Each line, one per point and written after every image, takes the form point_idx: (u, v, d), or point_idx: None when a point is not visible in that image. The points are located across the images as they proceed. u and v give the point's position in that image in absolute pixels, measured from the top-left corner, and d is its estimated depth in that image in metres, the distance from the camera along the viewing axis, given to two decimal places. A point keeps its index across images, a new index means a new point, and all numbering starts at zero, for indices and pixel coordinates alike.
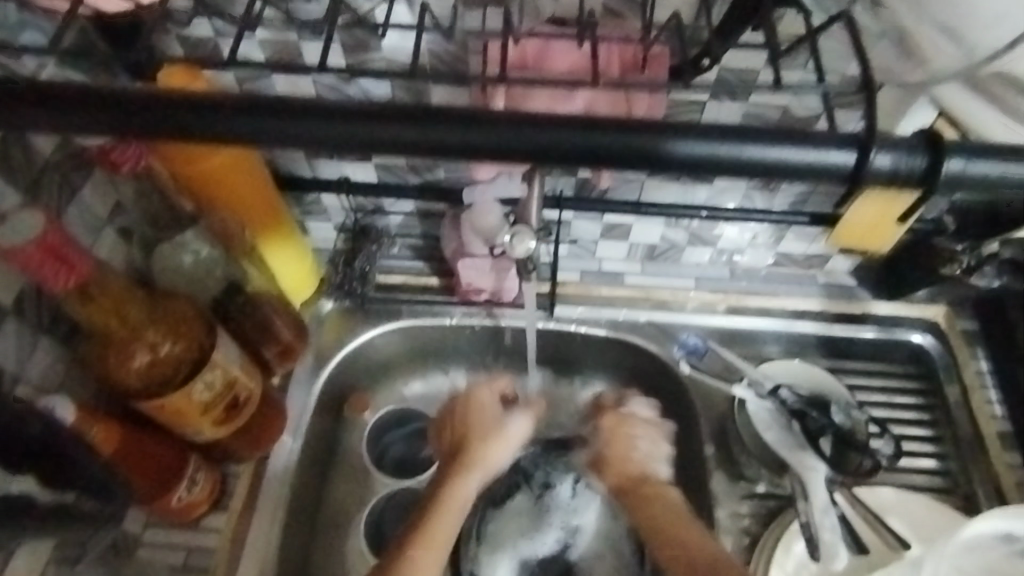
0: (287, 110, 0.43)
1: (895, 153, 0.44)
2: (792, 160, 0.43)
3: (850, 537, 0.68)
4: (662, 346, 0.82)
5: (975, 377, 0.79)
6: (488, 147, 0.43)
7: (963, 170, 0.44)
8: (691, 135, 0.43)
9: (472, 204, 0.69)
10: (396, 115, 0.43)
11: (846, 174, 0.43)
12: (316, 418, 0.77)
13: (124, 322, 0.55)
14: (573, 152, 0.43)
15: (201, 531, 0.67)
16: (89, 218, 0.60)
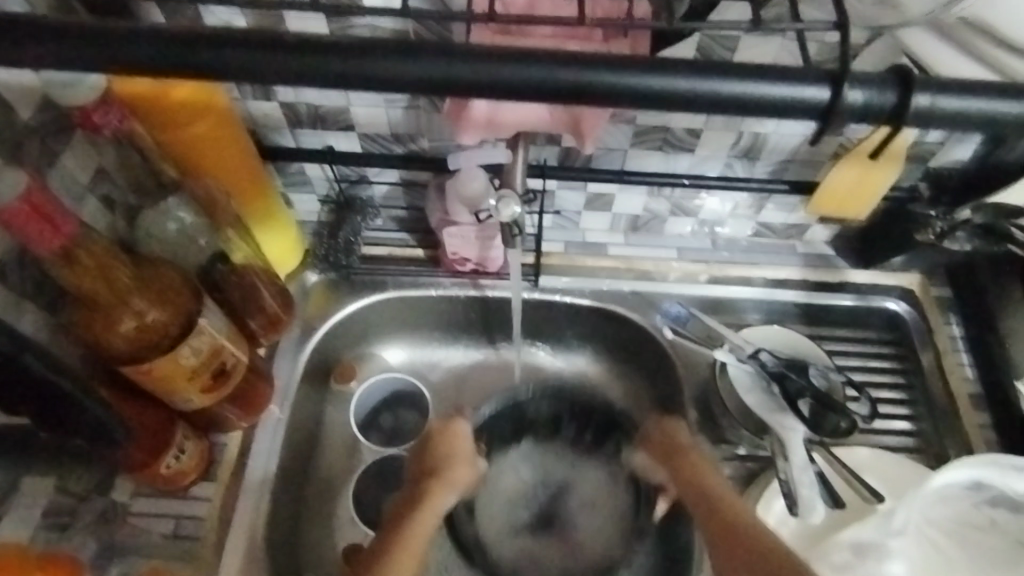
0: (256, 41, 0.41)
1: (868, 86, 0.42)
2: (764, 96, 0.41)
3: (828, 492, 0.69)
4: (645, 315, 0.83)
5: (948, 341, 0.81)
6: (469, 83, 0.41)
7: (932, 106, 0.42)
8: (671, 70, 0.41)
9: (459, 169, 0.69)
10: (371, 49, 0.41)
11: (823, 113, 0.42)
12: (303, 388, 0.78)
13: (110, 287, 0.53)
14: (544, 87, 0.41)
15: (190, 500, 0.67)
16: (73, 183, 0.58)
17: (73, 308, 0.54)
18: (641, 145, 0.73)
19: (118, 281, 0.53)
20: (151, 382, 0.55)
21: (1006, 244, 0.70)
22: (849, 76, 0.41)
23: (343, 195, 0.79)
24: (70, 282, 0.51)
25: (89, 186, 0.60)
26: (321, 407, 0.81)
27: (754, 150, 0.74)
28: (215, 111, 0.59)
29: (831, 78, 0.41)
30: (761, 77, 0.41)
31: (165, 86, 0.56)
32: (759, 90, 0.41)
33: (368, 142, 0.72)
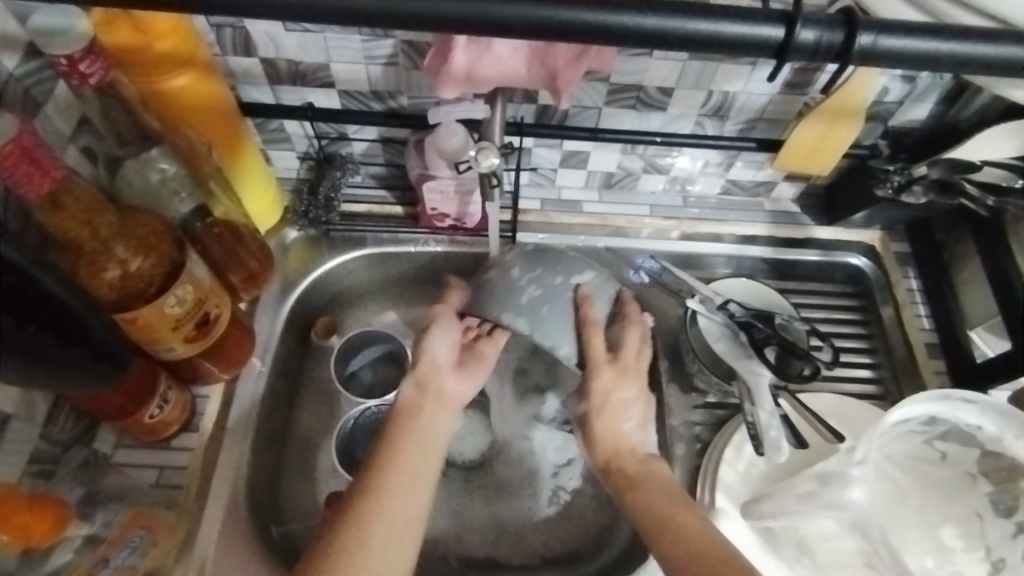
0: None
1: (818, 24, 0.40)
2: (726, 34, 0.39)
3: (792, 433, 0.73)
4: (619, 272, 0.85)
5: (906, 294, 0.85)
6: (460, 22, 0.39)
7: (875, 45, 0.40)
8: (650, 10, 0.39)
9: (437, 124, 0.69)
10: None
11: (776, 52, 0.40)
12: (284, 342, 0.79)
13: (95, 234, 0.53)
14: (519, 27, 0.39)
15: (173, 450, 0.69)
16: (54, 134, 0.58)
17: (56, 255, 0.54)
18: (615, 103, 0.75)
19: (103, 229, 0.54)
20: (135, 330, 0.56)
21: (958, 198, 0.75)
22: (802, 15, 0.40)
23: (323, 152, 0.79)
24: (57, 229, 0.51)
25: (71, 136, 0.60)
26: (302, 363, 0.82)
27: (724, 108, 0.75)
28: (195, 58, 0.59)
29: (784, 16, 0.40)
30: (728, 16, 0.40)
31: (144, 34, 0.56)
32: (707, 27, 0.39)
33: (347, 100, 0.73)
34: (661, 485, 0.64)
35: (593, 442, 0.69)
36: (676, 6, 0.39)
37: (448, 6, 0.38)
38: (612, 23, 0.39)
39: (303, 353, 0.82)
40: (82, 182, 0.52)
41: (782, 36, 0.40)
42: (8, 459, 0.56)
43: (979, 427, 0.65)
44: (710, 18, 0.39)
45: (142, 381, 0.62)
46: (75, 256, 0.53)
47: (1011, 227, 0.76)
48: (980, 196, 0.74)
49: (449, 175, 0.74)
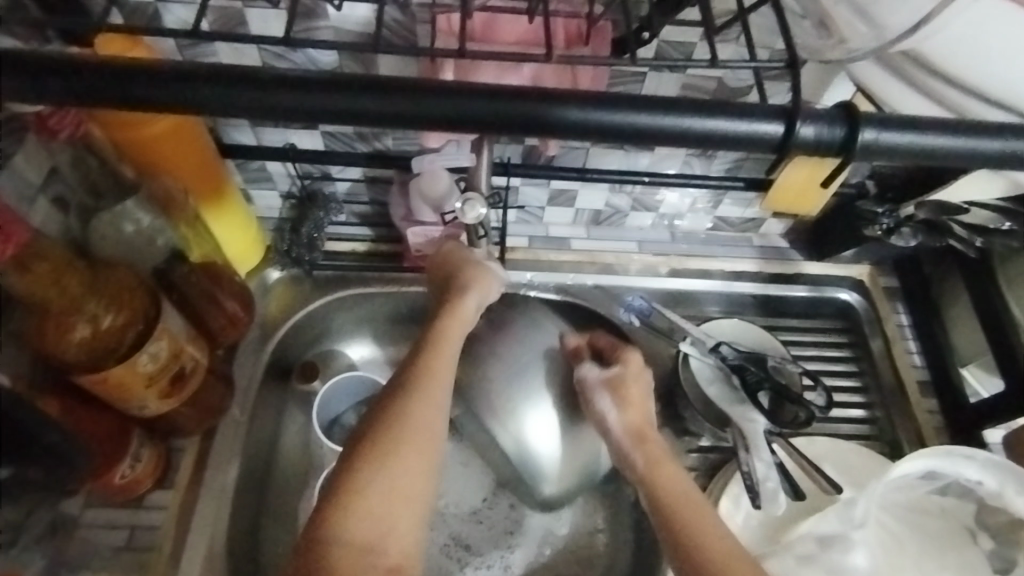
0: (206, 77, 0.39)
1: (817, 121, 0.41)
2: (716, 131, 0.40)
3: (789, 483, 0.71)
4: (609, 311, 0.84)
5: (897, 330, 0.84)
6: (436, 119, 0.40)
7: (878, 141, 0.41)
8: (627, 109, 0.40)
9: (421, 172, 0.69)
10: (334, 83, 0.39)
11: (775, 147, 0.41)
12: (262, 389, 0.76)
13: (64, 294, 0.51)
14: (508, 122, 0.40)
15: (144, 509, 0.66)
16: (24, 183, 0.56)
17: (21, 316, 0.51)
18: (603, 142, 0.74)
19: (73, 288, 0.52)
20: (108, 392, 0.55)
21: (946, 239, 0.75)
22: (801, 112, 0.40)
23: (305, 191, 0.78)
24: (23, 292, 0.49)
25: (41, 185, 0.57)
26: (283, 408, 0.79)
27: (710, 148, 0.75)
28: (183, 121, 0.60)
29: (783, 112, 0.41)
30: (718, 114, 0.40)
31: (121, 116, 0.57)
32: (698, 124, 0.40)
33: (332, 140, 0.72)
34: (676, 473, 0.62)
35: (626, 404, 0.66)
36: (673, 103, 0.41)
37: (428, 109, 0.40)
38: (600, 119, 0.40)
39: (281, 401, 0.79)
40: (49, 240, 0.50)
41: (781, 133, 0.40)
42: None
43: (980, 482, 0.64)
44: (685, 114, 0.40)
45: (109, 442, 0.59)
46: (41, 317, 0.51)
47: (999, 266, 0.76)
48: (969, 237, 0.74)
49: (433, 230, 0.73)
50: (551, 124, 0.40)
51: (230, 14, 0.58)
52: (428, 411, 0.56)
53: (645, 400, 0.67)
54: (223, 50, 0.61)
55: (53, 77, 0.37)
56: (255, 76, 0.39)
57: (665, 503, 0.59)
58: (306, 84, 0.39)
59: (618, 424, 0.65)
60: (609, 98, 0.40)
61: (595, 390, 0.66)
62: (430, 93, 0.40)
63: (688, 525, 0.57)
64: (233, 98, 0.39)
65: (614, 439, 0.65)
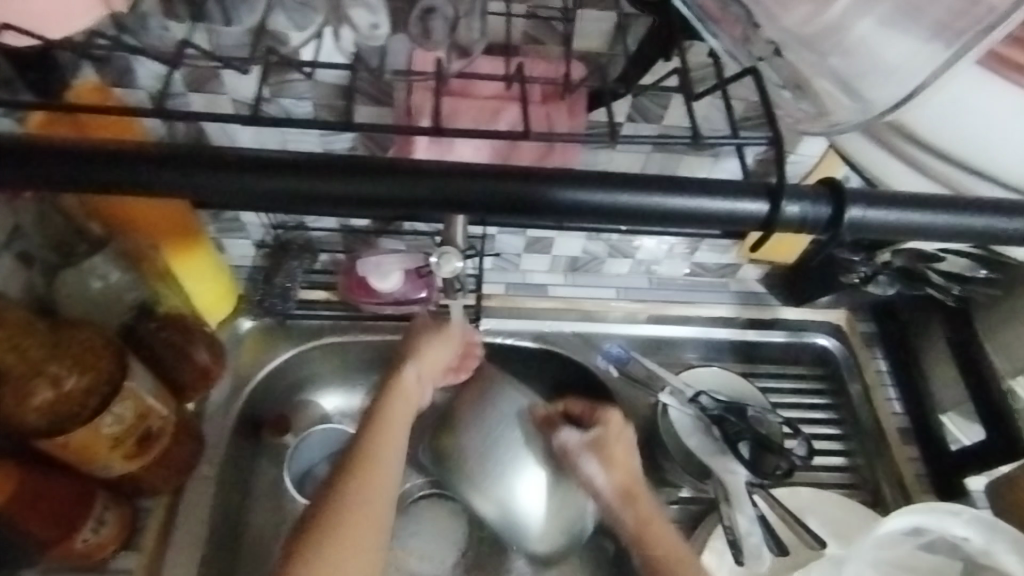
0: (184, 160, 0.39)
1: (803, 199, 0.42)
2: (699, 210, 0.41)
3: (773, 538, 0.70)
4: (586, 358, 0.83)
5: (875, 375, 0.84)
6: (416, 193, 0.40)
7: (867, 218, 0.41)
8: (588, 185, 0.40)
9: (367, 273, 0.74)
10: (322, 163, 0.40)
11: (760, 225, 0.42)
12: (233, 446, 0.74)
13: (24, 358, 0.50)
14: (489, 201, 0.40)
15: (109, 575, 0.61)
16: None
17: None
18: None
19: (33, 351, 0.51)
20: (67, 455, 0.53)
21: (924, 287, 0.77)
22: (786, 190, 0.41)
23: (280, 240, 0.77)
24: None
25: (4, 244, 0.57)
26: (254, 463, 0.77)
27: None
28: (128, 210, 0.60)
29: (767, 191, 0.41)
30: (701, 192, 0.41)
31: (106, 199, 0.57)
32: (680, 204, 0.41)
33: None
34: (670, 538, 0.61)
35: (609, 463, 0.64)
36: (643, 182, 0.41)
37: (405, 190, 0.40)
38: (576, 196, 0.40)
39: (253, 453, 0.77)
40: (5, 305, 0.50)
41: (766, 212, 0.41)
42: None
43: (966, 538, 0.63)
44: (664, 192, 0.41)
45: (70, 506, 0.56)
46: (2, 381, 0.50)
47: (977, 314, 0.76)
48: (946, 285, 0.76)
49: (399, 284, 0.74)
50: (547, 205, 0.40)
51: (206, 72, 0.58)
52: (362, 518, 0.52)
53: (630, 455, 0.65)
54: (196, 101, 0.61)
55: (24, 163, 0.37)
56: (222, 157, 0.39)
57: (659, 555, 0.60)
58: (289, 166, 0.39)
59: (603, 485, 0.63)
60: (583, 176, 0.41)
61: (579, 453, 0.64)
62: (408, 170, 0.40)
63: None
64: (220, 177, 0.39)
65: (603, 497, 0.64)
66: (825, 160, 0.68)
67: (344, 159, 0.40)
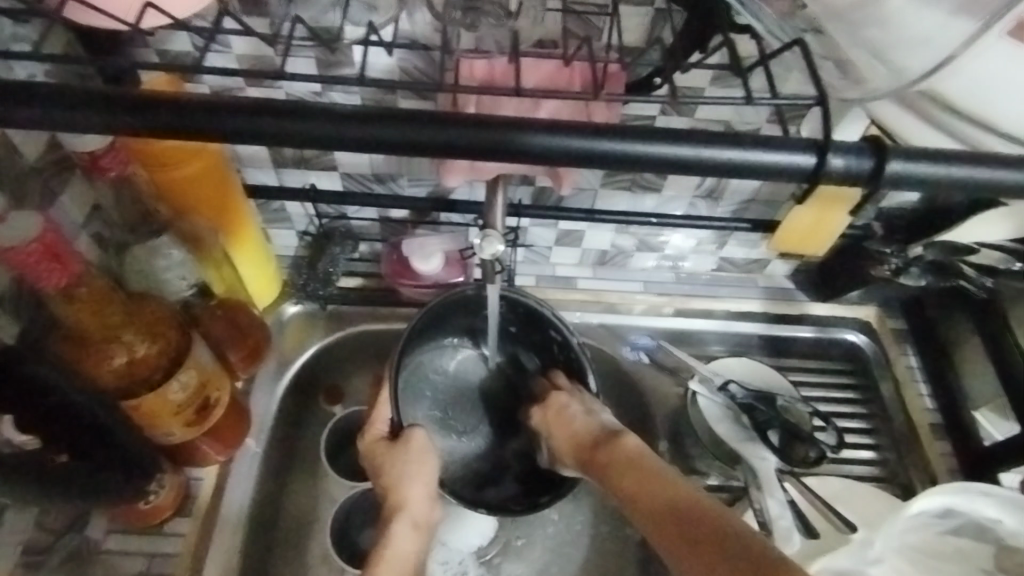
0: (248, 107, 0.41)
1: (848, 152, 0.42)
2: (746, 161, 0.42)
3: (801, 521, 0.70)
4: (615, 349, 0.85)
5: (906, 372, 0.84)
6: (466, 146, 0.42)
7: (906, 172, 0.42)
8: (644, 135, 0.42)
9: (411, 252, 0.76)
10: (377, 115, 0.41)
11: (807, 177, 0.43)
12: (280, 422, 0.77)
13: (104, 324, 0.54)
14: (540, 151, 0.42)
15: (165, 536, 0.66)
16: (66, 219, 0.60)
17: (61, 341, 0.54)
18: (611, 185, 0.76)
19: (111, 318, 0.55)
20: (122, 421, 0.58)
21: (956, 280, 0.77)
22: (832, 145, 0.42)
23: (322, 229, 0.79)
24: (68, 318, 0.53)
25: (84, 223, 0.62)
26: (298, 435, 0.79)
27: (717, 192, 0.77)
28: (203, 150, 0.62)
29: (815, 145, 0.42)
30: (749, 144, 0.42)
31: (166, 149, 0.59)
32: (729, 155, 0.42)
33: (351, 182, 0.74)
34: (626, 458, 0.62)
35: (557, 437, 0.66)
36: (702, 136, 0.42)
37: (457, 135, 0.41)
38: (627, 148, 0.42)
39: (296, 423, 0.79)
40: (93, 273, 0.53)
41: (813, 164, 0.42)
42: None
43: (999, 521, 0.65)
44: (711, 143, 0.42)
45: (127, 458, 0.60)
46: (82, 345, 0.54)
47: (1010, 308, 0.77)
48: (978, 278, 0.75)
49: (439, 266, 0.77)
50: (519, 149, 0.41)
51: (262, 61, 0.61)
52: None
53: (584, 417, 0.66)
54: (253, 94, 0.64)
55: (117, 112, 0.40)
56: (290, 107, 0.41)
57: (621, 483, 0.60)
58: (343, 115, 0.41)
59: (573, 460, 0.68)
60: (630, 128, 0.42)
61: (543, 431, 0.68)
62: (473, 122, 0.42)
63: (660, 499, 0.56)
64: (286, 127, 0.41)
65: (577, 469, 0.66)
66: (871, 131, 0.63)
67: (415, 111, 0.42)
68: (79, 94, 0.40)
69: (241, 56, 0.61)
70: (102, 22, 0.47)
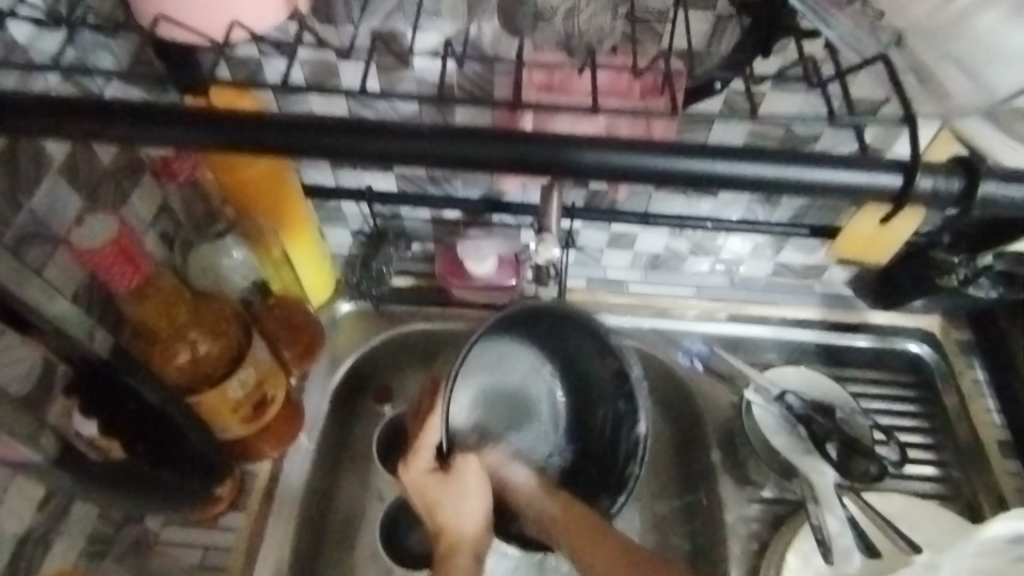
0: (307, 124, 0.43)
1: (936, 172, 0.43)
2: (808, 178, 0.42)
3: (861, 539, 0.69)
4: (667, 354, 0.83)
5: (972, 386, 0.81)
6: (515, 160, 0.43)
7: (994, 192, 0.43)
8: (705, 154, 0.43)
9: (465, 253, 0.76)
10: (434, 132, 0.43)
11: (894, 196, 0.43)
12: (331, 420, 0.78)
13: (172, 322, 0.57)
14: (587, 167, 0.43)
15: (220, 530, 0.67)
16: (138, 220, 0.63)
17: (134, 338, 0.58)
18: (667, 188, 0.75)
19: (180, 316, 0.57)
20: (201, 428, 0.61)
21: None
22: (921, 165, 0.43)
23: (376, 229, 0.80)
24: (137, 317, 0.56)
25: (151, 222, 0.64)
26: (348, 433, 0.80)
27: (775, 197, 0.75)
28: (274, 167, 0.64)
29: (901, 165, 0.43)
30: (814, 163, 0.43)
31: (233, 162, 0.61)
32: (795, 174, 0.43)
33: (405, 183, 0.74)
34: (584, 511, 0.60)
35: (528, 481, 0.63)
36: (761, 151, 0.43)
37: (521, 147, 0.43)
38: (684, 165, 0.43)
39: (350, 411, 0.80)
40: (164, 274, 0.57)
41: (901, 182, 0.42)
42: (66, 539, 0.58)
43: None
44: (769, 160, 0.43)
45: (201, 459, 0.63)
46: (150, 342, 0.57)
47: None
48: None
49: (492, 268, 0.76)
50: (565, 165, 0.42)
51: (323, 68, 0.62)
52: None
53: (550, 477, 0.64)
54: (314, 101, 0.65)
55: (186, 122, 0.43)
56: (360, 126, 0.43)
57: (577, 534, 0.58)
58: (401, 132, 0.43)
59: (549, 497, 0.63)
60: (683, 145, 0.43)
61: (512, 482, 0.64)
62: (530, 139, 0.43)
63: (615, 556, 0.57)
64: (342, 140, 0.43)
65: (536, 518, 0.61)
66: (939, 138, 0.61)
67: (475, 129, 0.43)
68: (156, 112, 0.42)
69: (302, 62, 0.61)
70: (193, 40, 0.50)
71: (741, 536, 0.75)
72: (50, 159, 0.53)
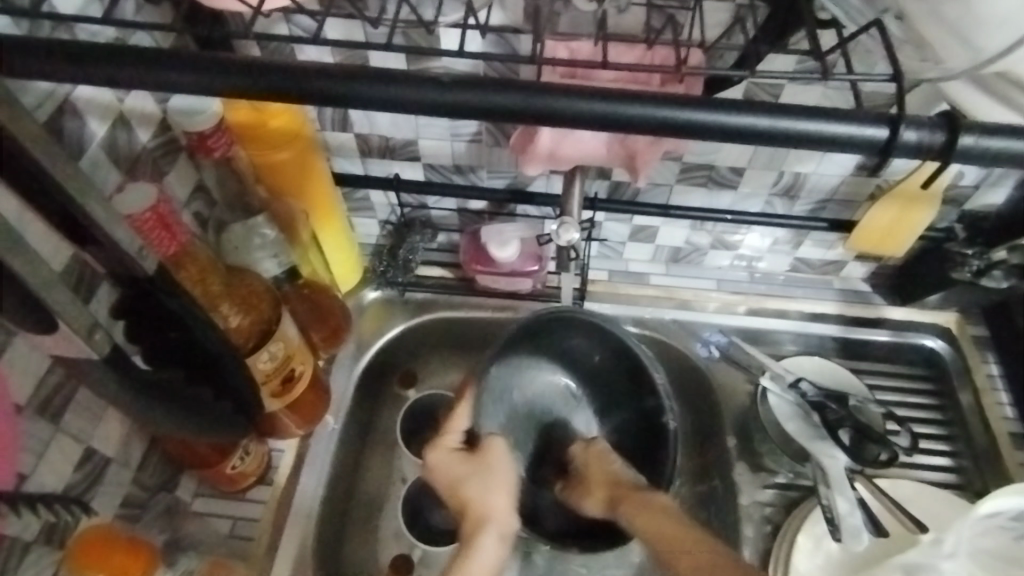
0: (338, 74, 0.43)
1: (921, 127, 0.43)
2: (822, 134, 0.42)
3: (869, 521, 0.72)
4: (685, 345, 0.86)
5: (986, 380, 0.82)
6: (532, 112, 0.43)
7: (974, 144, 0.42)
8: (724, 107, 0.42)
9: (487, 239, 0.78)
10: (461, 84, 0.43)
11: (879, 150, 0.43)
12: (356, 402, 0.81)
13: (206, 291, 0.61)
14: (597, 118, 0.43)
15: (246, 501, 0.72)
16: (174, 197, 0.66)
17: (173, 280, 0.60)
18: (685, 181, 0.77)
19: (213, 286, 0.61)
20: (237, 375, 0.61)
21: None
22: (905, 118, 0.42)
23: (404, 217, 0.83)
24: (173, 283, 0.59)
25: (187, 201, 0.68)
26: (374, 413, 0.83)
27: (795, 188, 0.76)
28: (301, 135, 0.66)
29: (887, 118, 0.43)
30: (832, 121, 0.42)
31: (262, 110, 0.63)
32: (815, 128, 0.42)
33: (432, 172, 0.77)
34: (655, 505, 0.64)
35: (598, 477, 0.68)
36: (785, 107, 0.43)
37: (529, 100, 0.43)
38: (707, 121, 0.42)
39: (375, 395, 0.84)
40: (201, 248, 0.61)
41: (886, 135, 0.42)
42: (105, 498, 0.61)
43: None
44: (785, 116, 0.42)
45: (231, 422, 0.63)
46: None
47: None
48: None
49: (515, 254, 0.79)
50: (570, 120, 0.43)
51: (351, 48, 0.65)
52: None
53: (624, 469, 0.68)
54: None
55: (209, 72, 0.43)
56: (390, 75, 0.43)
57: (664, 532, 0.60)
58: (431, 82, 0.43)
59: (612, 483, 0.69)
60: (703, 101, 0.42)
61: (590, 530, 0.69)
62: (540, 89, 0.43)
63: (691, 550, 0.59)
64: (366, 90, 0.43)
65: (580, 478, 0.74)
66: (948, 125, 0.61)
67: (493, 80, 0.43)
68: (176, 58, 0.43)
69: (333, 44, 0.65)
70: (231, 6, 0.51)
71: (755, 521, 0.77)
72: (89, 135, 0.57)
